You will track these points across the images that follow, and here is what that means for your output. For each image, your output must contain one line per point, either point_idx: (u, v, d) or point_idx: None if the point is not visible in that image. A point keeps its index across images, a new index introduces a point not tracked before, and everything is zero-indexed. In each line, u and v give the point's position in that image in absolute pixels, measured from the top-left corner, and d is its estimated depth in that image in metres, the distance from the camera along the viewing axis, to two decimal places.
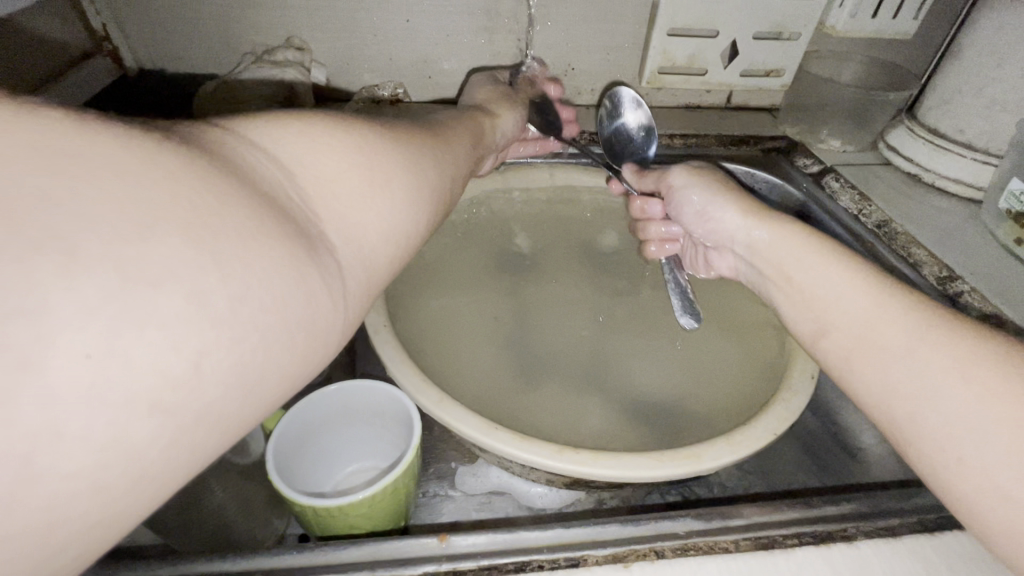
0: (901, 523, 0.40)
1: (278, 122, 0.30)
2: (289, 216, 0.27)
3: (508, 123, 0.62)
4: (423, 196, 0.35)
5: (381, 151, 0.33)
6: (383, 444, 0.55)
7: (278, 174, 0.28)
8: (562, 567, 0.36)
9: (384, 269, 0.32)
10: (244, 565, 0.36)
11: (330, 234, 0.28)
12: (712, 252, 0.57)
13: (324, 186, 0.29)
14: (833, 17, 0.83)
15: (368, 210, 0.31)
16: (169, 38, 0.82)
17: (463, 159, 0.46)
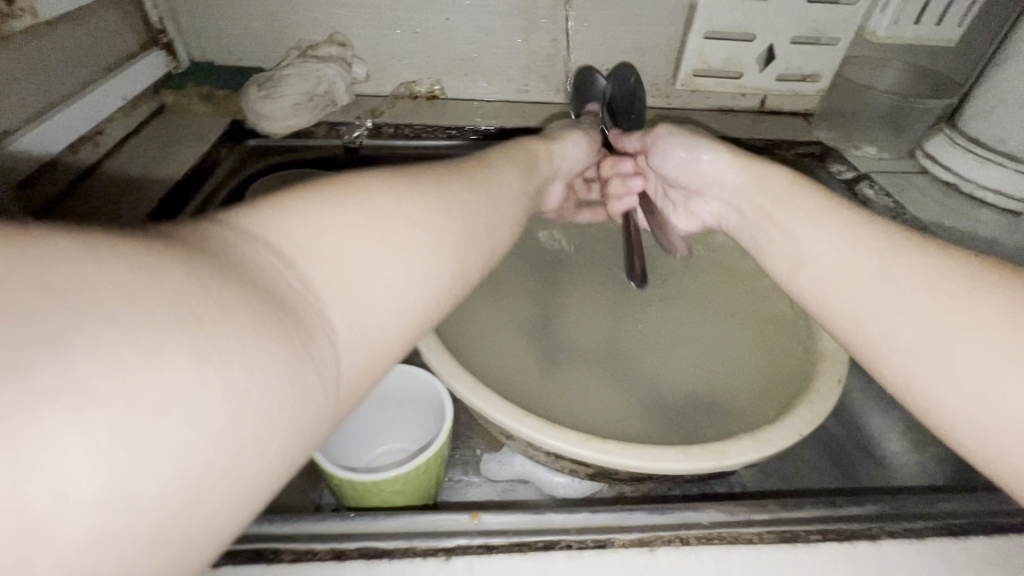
0: (925, 525, 0.40)
1: (281, 206, 0.28)
2: (290, 305, 0.24)
3: (570, 152, 0.62)
4: (443, 258, 0.32)
5: (393, 219, 0.31)
6: (415, 428, 0.57)
7: (276, 264, 0.25)
8: (589, 547, 0.37)
9: (394, 346, 0.29)
10: (290, 526, 0.37)
11: (332, 316, 0.26)
12: (697, 199, 0.60)
13: (327, 267, 0.27)
14: (875, 22, 0.82)
15: (373, 289, 0.28)
16: (222, 31, 0.85)
17: (501, 199, 0.42)
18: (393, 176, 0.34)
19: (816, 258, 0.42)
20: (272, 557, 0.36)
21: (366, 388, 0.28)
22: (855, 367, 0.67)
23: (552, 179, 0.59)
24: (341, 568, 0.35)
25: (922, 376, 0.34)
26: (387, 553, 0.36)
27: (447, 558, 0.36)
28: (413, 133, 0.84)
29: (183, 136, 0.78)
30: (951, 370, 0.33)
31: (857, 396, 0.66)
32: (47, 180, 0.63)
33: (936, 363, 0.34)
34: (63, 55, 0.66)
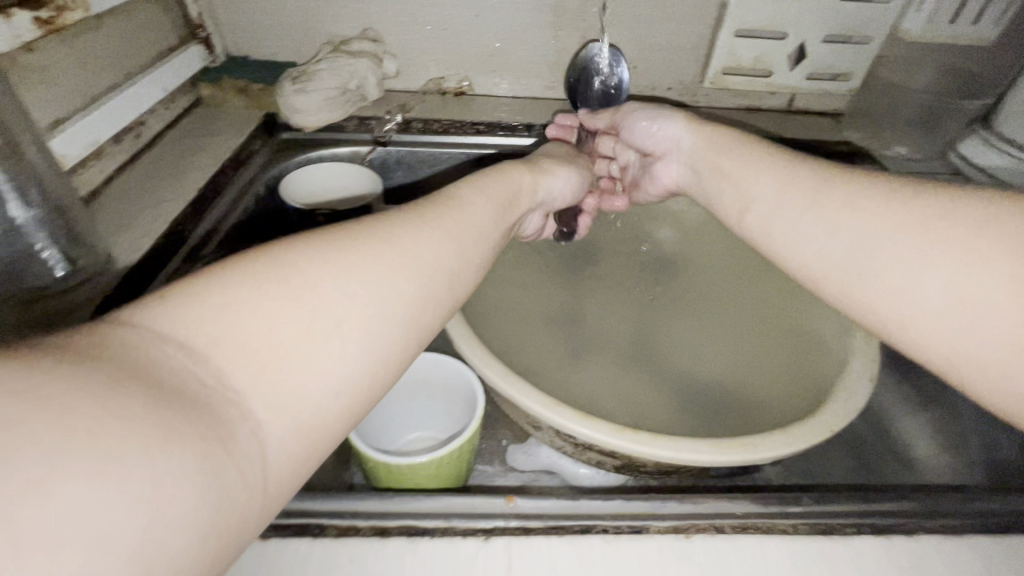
0: (963, 523, 0.40)
1: (197, 287, 0.25)
2: (202, 406, 0.22)
3: (562, 183, 0.56)
4: (394, 324, 0.29)
5: (330, 288, 0.27)
6: (445, 418, 0.58)
7: (186, 361, 0.23)
8: (625, 533, 0.38)
9: (336, 427, 0.27)
10: (332, 505, 0.38)
11: (256, 409, 0.24)
12: (657, 164, 0.63)
13: (248, 355, 0.24)
14: (910, 21, 0.79)
15: (307, 372, 0.25)
16: (257, 27, 0.87)
17: (472, 240, 0.37)
18: (338, 233, 0.31)
19: (793, 210, 0.44)
20: (317, 532, 0.37)
21: (303, 475, 0.26)
22: (885, 367, 0.67)
23: (533, 210, 0.53)
24: (384, 544, 0.37)
25: (884, 294, 0.36)
26: (427, 531, 0.37)
27: (486, 538, 0.37)
28: (441, 127, 0.85)
29: (221, 129, 0.81)
30: (879, 268, 0.37)
31: (887, 397, 0.65)
32: (93, 170, 0.66)
33: (868, 265, 0.37)
34: (112, 47, 0.68)
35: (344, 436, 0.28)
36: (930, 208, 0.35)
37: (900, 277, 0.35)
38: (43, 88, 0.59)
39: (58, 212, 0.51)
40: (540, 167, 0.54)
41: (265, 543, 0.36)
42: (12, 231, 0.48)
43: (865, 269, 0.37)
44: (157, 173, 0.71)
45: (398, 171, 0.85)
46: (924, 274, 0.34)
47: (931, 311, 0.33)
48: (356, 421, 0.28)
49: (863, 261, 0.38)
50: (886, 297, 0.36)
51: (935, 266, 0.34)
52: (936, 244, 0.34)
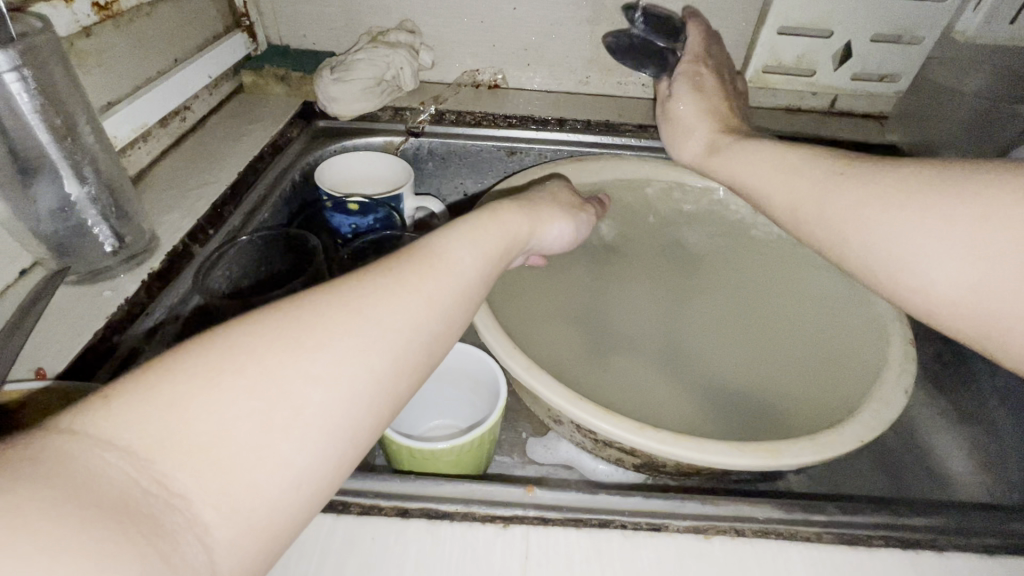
0: (996, 543, 0.39)
1: (144, 383, 0.24)
2: (142, 513, 0.21)
3: (554, 237, 0.50)
4: (359, 405, 0.28)
5: (294, 375, 0.26)
6: (467, 407, 0.59)
7: (127, 468, 0.21)
8: (643, 530, 0.38)
9: (296, 513, 0.26)
10: (358, 479, 0.39)
11: (204, 511, 0.23)
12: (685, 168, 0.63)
13: (196, 459, 0.23)
14: (964, 22, 0.75)
15: (262, 465, 0.24)
16: (299, 16, 0.89)
17: (458, 299, 0.35)
18: (308, 306, 0.29)
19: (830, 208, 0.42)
20: (341, 509, 0.38)
21: (259, 565, 0.25)
22: (919, 380, 0.64)
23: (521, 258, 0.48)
24: (405, 525, 0.37)
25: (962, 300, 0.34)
26: (447, 515, 0.38)
27: (505, 526, 0.38)
28: (474, 120, 0.86)
29: (261, 116, 0.83)
30: (897, 256, 0.37)
31: (921, 410, 0.63)
32: (140, 152, 0.68)
33: (893, 250, 0.38)
34: (162, 36, 0.71)
35: (305, 519, 0.27)
36: (949, 186, 0.36)
37: (920, 262, 0.36)
38: (98, 71, 0.61)
39: (109, 191, 0.54)
40: (534, 212, 0.48)
41: None
42: (66, 208, 0.51)
43: (884, 252, 0.38)
44: (197, 158, 0.73)
45: (430, 162, 0.85)
46: (940, 264, 0.35)
47: (952, 300, 0.35)
48: (318, 502, 0.27)
49: (882, 245, 0.38)
50: (900, 270, 0.37)
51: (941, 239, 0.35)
52: (950, 225, 0.35)
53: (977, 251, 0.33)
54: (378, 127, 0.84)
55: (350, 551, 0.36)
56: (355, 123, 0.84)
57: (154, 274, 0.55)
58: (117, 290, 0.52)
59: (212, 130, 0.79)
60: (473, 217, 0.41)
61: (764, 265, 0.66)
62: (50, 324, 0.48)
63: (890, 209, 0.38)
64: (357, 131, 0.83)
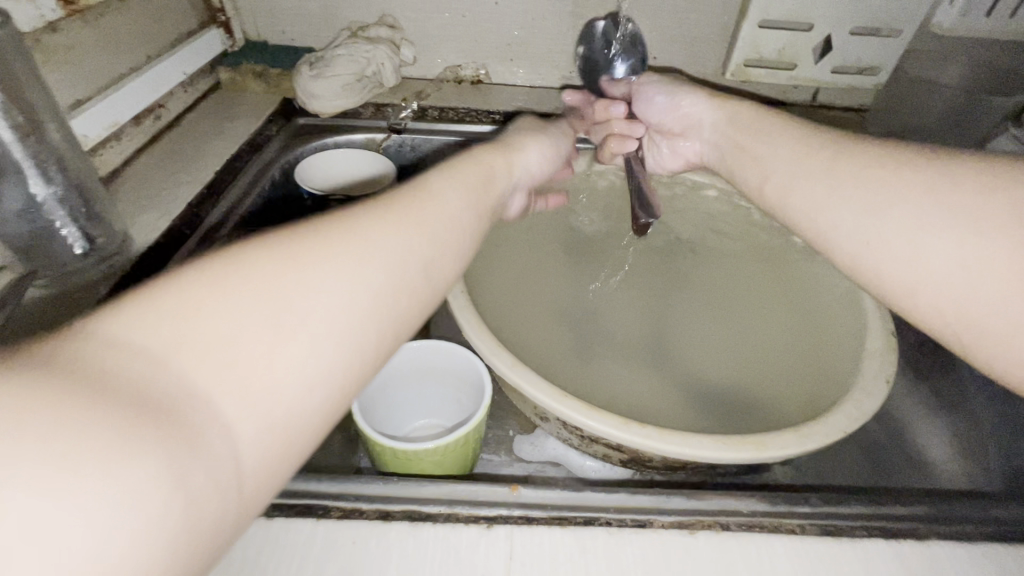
0: (976, 529, 0.39)
1: (150, 288, 0.23)
2: (163, 405, 0.21)
3: (532, 159, 0.51)
4: (369, 315, 0.27)
5: (299, 282, 0.26)
6: (452, 405, 0.58)
7: (139, 363, 0.21)
8: (628, 526, 0.38)
9: (314, 421, 0.25)
10: (339, 484, 0.39)
11: (223, 411, 0.22)
12: (680, 141, 0.62)
13: (207, 357, 0.22)
14: (941, 15, 0.76)
15: (275, 368, 0.24)
16: (277, 13, 0.87)
17: (452, 227, 0.35)
18: (304, 227, 0.28)
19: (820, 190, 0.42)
20: (321, 513, 0.37)
21: (280, 475, 0.24)
22: (900, 370, 0.65)
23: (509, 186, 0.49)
24: (387, 528, 0.37)
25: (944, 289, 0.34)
26: (430, 517, 0.37)
27: (489, 526, 0.37)
28: (457, 117, 0.85)
29: (239, 113, 0.81)
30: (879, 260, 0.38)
31: (902, 400, 0.64)
32: (113, 151, 0.66)
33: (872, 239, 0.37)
34: (134, 31, 0.69)
35: (323, 431, 0.26)
36: (952, 177, 0.36)
37: (907, 245, 0.36)
38: (66, 68, 0.59)
39: (78, 191, 0.52)
40: (506, 142, 0.50)
41: (269, 522, 0.37)
42: (32, 209, 0.49)
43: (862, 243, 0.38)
44: (173, 157, 0.71)
45: (412, 159, 0.84)
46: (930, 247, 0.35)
47: (935, 280, 0.35)
48: (335, 414, 0.26)
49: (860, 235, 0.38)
50: (887, 250, 0.37)
51: (933, 222, 0.35)
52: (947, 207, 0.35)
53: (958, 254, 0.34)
54: (358, 125, 0.82)
55: (331, 555, 0.35)
56: (335, 120, 0.82)
57: (127, 274, 0.53)
58: (90, 292, 0.51)
59: (189, 127, 0.77)
60: (458, 156, 0.42)
61: (748, 256, 0.66)
62: (19, 328, 0.47)
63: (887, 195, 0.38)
64: (337, 129, 0.82)
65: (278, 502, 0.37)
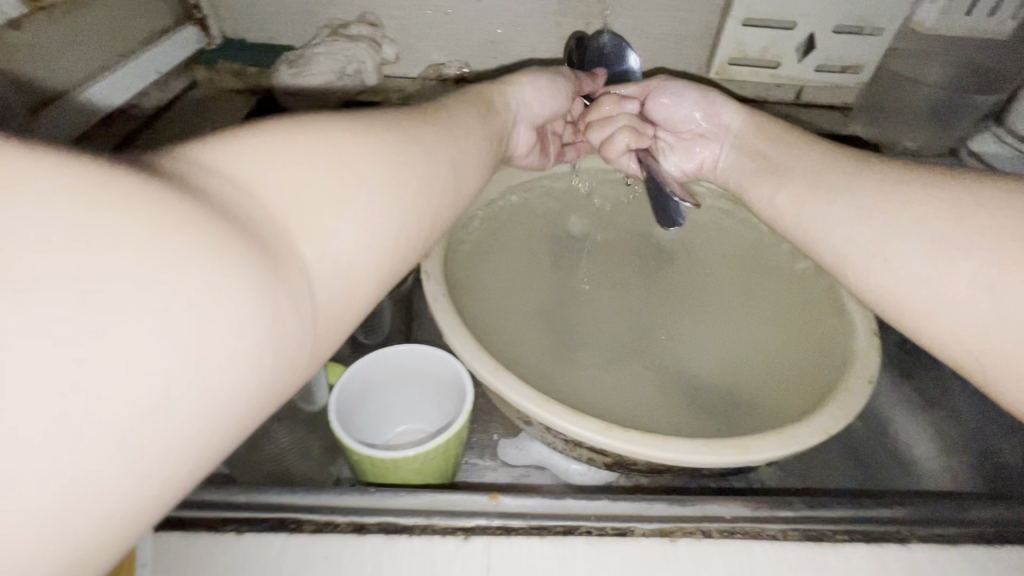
0: (958, 531, 0.39)
1: (238, 144, 0.29)
2: (256, 238, 0.26)
3: (529, 95, 0.61)
4: (402, 200, 0.34)
5: (351, 161, 0.32)
6: (434, 410, 0.57)
7: (239, 191, 0.27)
8: (609, 535, 0.37)
9: (364, 274, 0.31)
10: (314, 498, 0.38)
11: (300, 253, 0.28)
12: (698, 142, 0.64)
13: (287, 197, 0.29)
14: (923, 13, 0.75)
15: (337, 221, 0.30)
16: (257, 8, 0.85)
17: (456, 151, 0.43)
18: (347, 128, 0.34)
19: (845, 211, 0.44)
20: (293, 527, 0.36)
21: (339, 314, 0.31)
22: (884, 368, 0.65)
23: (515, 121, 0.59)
24: (361, 541, 0.36)
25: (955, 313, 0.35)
26: (406, 529, 0.37)
27: (466, 537, 0.36)
28: None
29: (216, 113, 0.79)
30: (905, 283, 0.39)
31: (886, 398, 0.64)
32: None
33: None
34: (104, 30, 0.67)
35: (369, 288, 0.32)
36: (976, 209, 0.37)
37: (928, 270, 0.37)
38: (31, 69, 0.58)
39: None
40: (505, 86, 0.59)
41: (240, 536, 0.36)
42: None
43: None
44: None
45: None
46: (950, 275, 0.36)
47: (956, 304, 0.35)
48: (377, 277, 0.33)
49: None
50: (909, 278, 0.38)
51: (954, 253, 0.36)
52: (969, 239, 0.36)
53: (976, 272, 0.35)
54: None
55: (303, 572, 0.34)
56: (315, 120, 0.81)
57: None
58: None
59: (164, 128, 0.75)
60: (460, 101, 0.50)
61: (733, 255, 0.65)
62: None
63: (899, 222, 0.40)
64: None
65: (249, 517, 0.36)
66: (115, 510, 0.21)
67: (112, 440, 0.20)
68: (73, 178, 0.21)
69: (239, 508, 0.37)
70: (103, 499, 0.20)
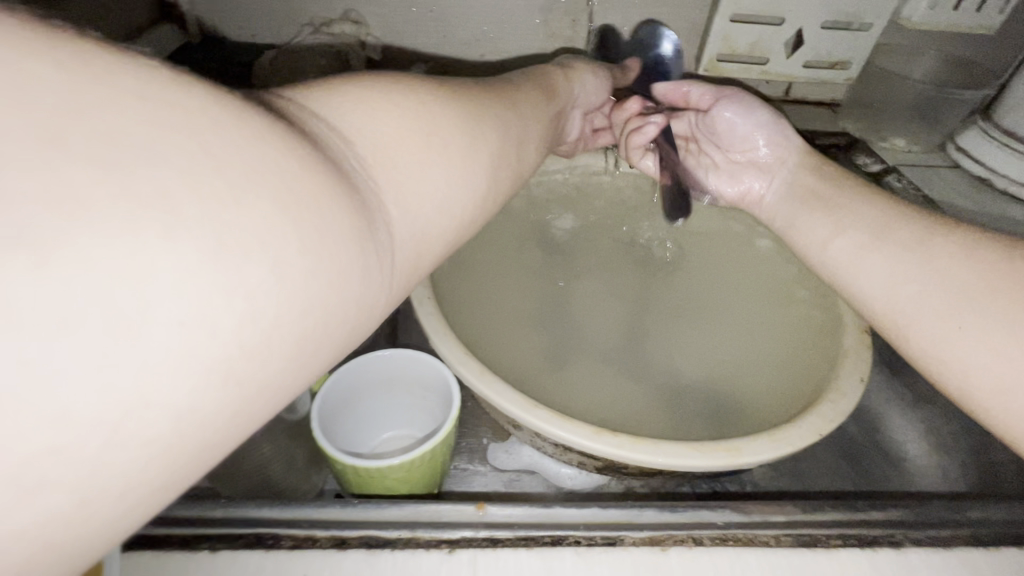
0: (954, 534, 0.38)
1: (332, 92, 0.28)
2: (353, 185, 0.25)
3: (591, 86, 0.59)
4: (482, 167, 0.33)
5: (443, 123, 0.31)
6: (421, 415, 0.56)
7: (339, 142, 0.26)
8: (599, 544, 0.36)
9: (440, 240, 0.31)
10: (294, 512, 0.37)
11: (388, 208, 0.27)
12: (746, 168, 0.63)
13: (383, 153, 0.28)
14: (910, 9, 0.75)
15: (427, 185, 0.29)
16: (236, 0, 0.82)
17: (526, 126, 0.42)
18: (432, 88, 0.33)
19: (894, 261, 0.43)
20: (272, 544, 0.35)
21: (410, 282, 0.30)
22: (877, 365, 0.65)
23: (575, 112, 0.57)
24: (342, 557, 0.34)
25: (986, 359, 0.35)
26: (389, 543, 0.35)
27: (451, 550, 0.35)
28: None
29: None
30: (910, 312, 0.41)
31: (879, 396, 0.63)
32: None
33: None
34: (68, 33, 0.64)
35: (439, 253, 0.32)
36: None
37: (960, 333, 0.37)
38: None
39: None
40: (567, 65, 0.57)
41: (215, 555, 0.34)
42: None
43: None
44: None
45: None
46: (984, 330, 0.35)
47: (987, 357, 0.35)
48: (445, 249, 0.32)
49: None
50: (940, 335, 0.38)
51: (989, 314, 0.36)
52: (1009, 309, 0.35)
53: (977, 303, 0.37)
54: None
55: None
56: None
57: None
58: None
59: None
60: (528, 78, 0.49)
61: (725, 252, 0.65)
62: None
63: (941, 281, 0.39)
64: None
65: (225, 535, 0.35)
66: (204, 442, 0.20)
67: (216, 371, 0.19)
68: (179, 103, 0.20)
69: (217, 524, 0.36)
70: (196, 430, 0.20)
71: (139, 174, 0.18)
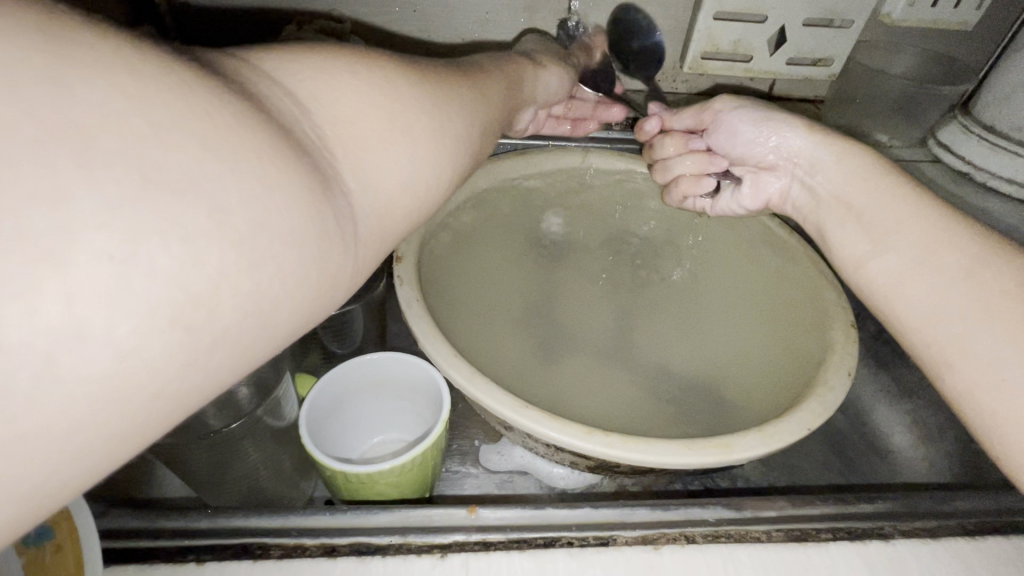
0: (941, 525, 0.39)
1: (297, 62, 0.28)
2: (312, 162, 0.24)
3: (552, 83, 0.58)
4: (448, 156, 0.33)
5: (413, 107, 0.31)
6: (410, 418, 0.55)
7: (298, 112, 0.25)
8: (591, 544, 0.36)
9: (403, 221, 0.30)
10: (280, 522, 0.36)
11: (347, 181, 0.26)
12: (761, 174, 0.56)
13: (345, 129, 0.27)
14: (890, 4, 0.77)
15: (389, 163, 0.29)
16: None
17: (490, 113, 0.41)
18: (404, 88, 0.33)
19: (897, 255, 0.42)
20: (259, 553, 0.34)
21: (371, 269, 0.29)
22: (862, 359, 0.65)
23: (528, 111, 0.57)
24: (331, 565, 0.34)
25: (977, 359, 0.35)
26: (379, 550, 0.35)
27: (442, 555, 0.35)
28: None
29: None
30: (900, 302, 0.41)
31: (865, 387, 0.64)
32: None
33: None
34: None
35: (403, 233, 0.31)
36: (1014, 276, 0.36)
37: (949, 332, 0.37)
38: None
39: None
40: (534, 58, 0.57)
41: (201, 566, 0.33)
42: None
43: None
44: None
45: None
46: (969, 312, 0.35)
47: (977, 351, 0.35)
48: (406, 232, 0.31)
49: None
50: (935, 326, 0.38)
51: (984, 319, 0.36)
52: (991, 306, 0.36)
53: (968, 293, 0.37)
54: None
55: None
56: None
57: None
58: None
59: None
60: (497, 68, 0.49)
61: (713, 249, 0.65)
62: None
63: (928, 283, 0.40)
64: None
65: (207, 546, 0.35)
66: (153, 415, 0.20)
67: (155, 352, 0.19)
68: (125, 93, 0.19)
69: (199, 534, 0.35)
70: (141, 409, 0.19)
71: (81, 151, 0.17)
